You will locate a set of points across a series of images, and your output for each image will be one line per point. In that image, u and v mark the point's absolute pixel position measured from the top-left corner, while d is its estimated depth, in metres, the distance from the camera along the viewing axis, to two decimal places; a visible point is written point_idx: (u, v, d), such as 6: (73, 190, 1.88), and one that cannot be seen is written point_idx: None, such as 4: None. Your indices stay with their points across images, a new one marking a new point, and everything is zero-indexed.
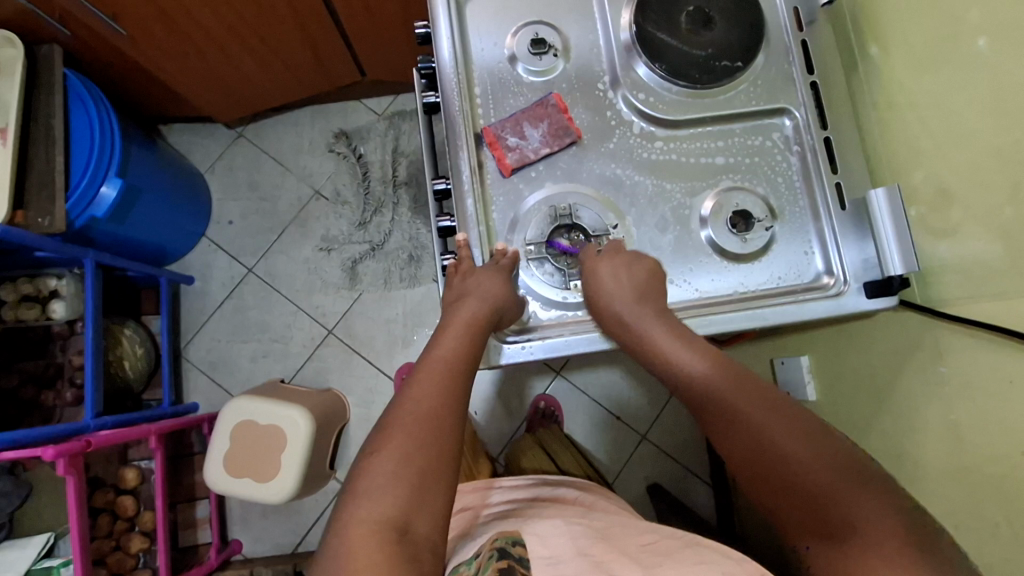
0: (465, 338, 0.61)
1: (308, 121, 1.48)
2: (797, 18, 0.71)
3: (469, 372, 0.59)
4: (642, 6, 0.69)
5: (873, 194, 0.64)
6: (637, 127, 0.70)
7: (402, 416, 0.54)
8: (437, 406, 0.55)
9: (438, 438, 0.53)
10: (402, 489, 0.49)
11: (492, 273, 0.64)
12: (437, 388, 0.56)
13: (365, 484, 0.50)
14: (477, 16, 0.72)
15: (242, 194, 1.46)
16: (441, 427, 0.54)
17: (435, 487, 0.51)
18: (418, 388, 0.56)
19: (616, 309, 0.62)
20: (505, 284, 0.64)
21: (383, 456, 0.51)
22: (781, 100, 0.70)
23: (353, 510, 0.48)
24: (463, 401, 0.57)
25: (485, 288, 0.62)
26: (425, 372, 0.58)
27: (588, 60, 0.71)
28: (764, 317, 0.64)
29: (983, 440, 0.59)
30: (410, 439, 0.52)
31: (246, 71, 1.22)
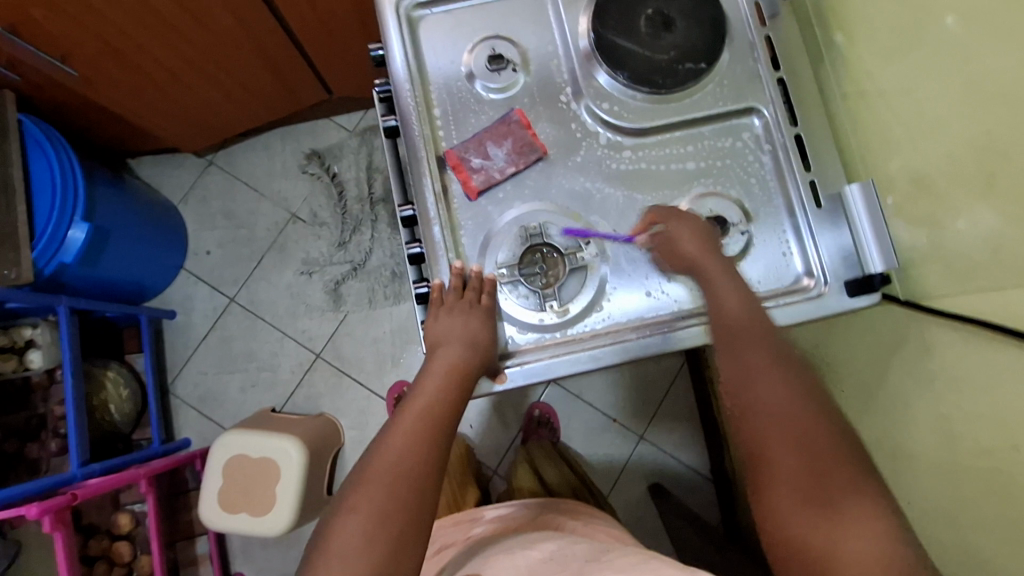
0: (450, 389, 0.60)
1: (279, 143, 1.46)
2: (759, 12, 0.69)
3: (451, 422, 0.59)
4: (599, 12, 0.67)
5: (849, 190, 0.64)
6: (604, 138, 0.68)
7: (378, 473, 0.55)
8: (416, 463, 0.56)
9: (417, 500, 0.54)
10: (380, 551, 0.51)
11: (465, 311, 0.63)
12: (417, 443, 0.57)
13: (341, 542, 0.51)
14: (431, 34, 0.70)
15: (218, 223, 1.44)
16: (421, 485, 0.55)
17: (410, 547, 0.52)
18: (399, 440, 0.57)
19: (687, 252, 0.63)
20: (478, 323, 0.63)
21: (359, 516, 0.52)
22: (749, 99, 0.68)
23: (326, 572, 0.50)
24: (443, 456, 0.58)
25: (468, 334, 0.62)
26: (407, 424, 0.58)
27: (549, 71, 0.69)
28: None
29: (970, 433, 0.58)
30: (385, 498, 0.53)
31: (209, 98, 1.19)
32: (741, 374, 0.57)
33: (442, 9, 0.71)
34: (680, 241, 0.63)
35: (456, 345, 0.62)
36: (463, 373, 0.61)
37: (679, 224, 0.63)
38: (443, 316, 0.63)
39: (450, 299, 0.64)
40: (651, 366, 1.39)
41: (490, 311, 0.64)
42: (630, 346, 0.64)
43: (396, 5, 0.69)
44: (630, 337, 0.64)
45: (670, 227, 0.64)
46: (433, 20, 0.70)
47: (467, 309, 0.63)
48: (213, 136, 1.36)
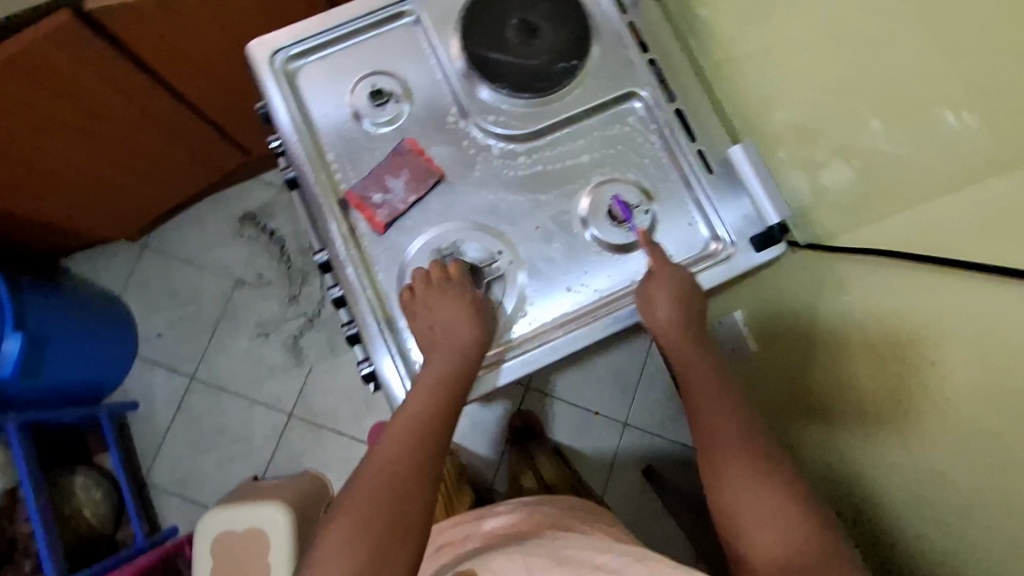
0: (439, 387, 0.60)
1: (210, 212, 1.45)
2: (620, 3, 0.72)
3: (446, 424, 0.59)
4: (465, 32, 0.69)
5: (733, 153, 0.66)
6: (497, 149, 0.70)
7: (369, 472, 0.55)
8: (407, 466, 0.55)
9: (405, 504, 0.53)
10: (364, 550, 0.50)
11: (458, 300, 0.63)
12: (410, 447, 0.56)
13: (327, 540, 0.51)
14: (311, 83, 0.71)
15: (165, 304, 1.42)
16: (410, 486, 0.54)
17: (398, 551, 0.51)
18: (389, 443, 0.57)
19: (661, 322, 0.63)
20: (472, 310, 0.64)
21: (344, 517, 0.52)
22: (627, 85, 0.70)
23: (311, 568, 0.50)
24: (438, 454, 0.57)
25: (449, 318, 0.62)
26: (402, 426, 0.58)
27: (432, 95, 0.71)
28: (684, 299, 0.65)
29: (873, 382, 0.62)
30: (373, 499, 0.53)
31: (129, 184, 1.19)
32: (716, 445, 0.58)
33: (316, 56, 0.72)
34: (653, 311, 0.63)
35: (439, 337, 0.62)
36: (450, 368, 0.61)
37: (659, 285, 0.64)
38: (426, 300, 0.64)
39: (435, 282, 0.64)
40: (619, 352, 1.40)
41: (471, 295, 0.65)
42: (560, 344, 0.65)
43: (270, 61, 0.70)
44: (559, 334, 0.66)
45: (647, 290, 0.64)
46: (310, 69, 0.72)
47: (450, 291, 0.64)
48: (143, 219, 1.35)
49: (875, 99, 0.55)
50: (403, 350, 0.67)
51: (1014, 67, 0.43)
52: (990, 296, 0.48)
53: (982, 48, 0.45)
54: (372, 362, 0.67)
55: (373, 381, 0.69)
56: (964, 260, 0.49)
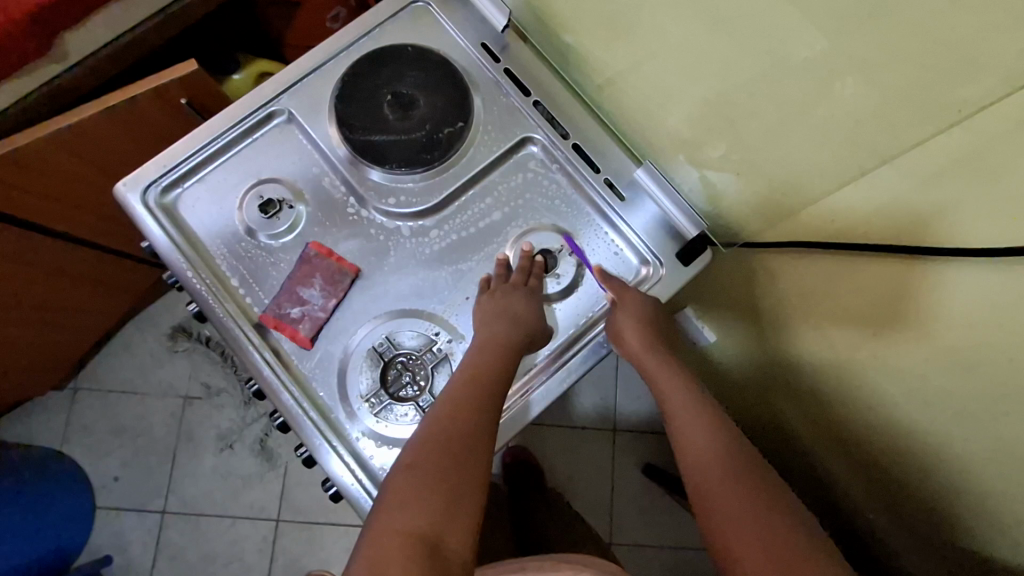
0: (494, 363, 0.60)
1: (136, 335, 1.36)
2: (490, 52, 0.71)
3: (497, 393, 0.59)
4: (342, 119, 0.67)
5: (639, 175, 0.67)
6: (406, 229, 0.68)
7: (427, 436, 0.55)
8: (468, 421, 0.56)
9: (470, 457, 0.54)
10: (436, 504, 0.50)
11: (522, 298, 0.64)
12: (468, 402, 0.57)
13: (398, 493, 0.51)
14: (194, 208, 0.67)
15: (112, 445, 1.32)
16: (473, 445, 0.55)
17: (463, 502, 0.52)
18: (448, 400, 0.58)
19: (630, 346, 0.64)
20: (533, 310, 0.64)
21: (411, 471, 0.53)
22: (518, 132, 0.70)
23: (386, 520, 0.49)
24: (494, 419, 0.58)
25: (513, 320, 0.62)
26: (460, 388, 0.59)
27: (325, 190, 0.68)
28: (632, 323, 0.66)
29: (828, 349, 0.68)
30: (435, 458, 0.53)
31: (35, 339, 1.10)
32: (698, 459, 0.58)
33: (192, 179, 0.67)
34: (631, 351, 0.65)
35: (512, 336, 0.62)
36: (507, 353, 0.61)
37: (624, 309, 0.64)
38: (486, 305, 0.63)
39: (497, 284, 0.65)
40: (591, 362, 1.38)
41: (528, 294, 0.65)
42: (535, 399, 0.65)
43: (141, 200, 0.65)
44: (532, 390, 0.65)
45: (616, 321, 0.64)
46: (189, 195, 0.67)
47: (513, 291, 0.64)
48: (64, 365, 1.25)
49: (743, 112, 0.55)
50: (361, 460, 0.62)
51: (862, 69, 0.44)
52: (927, 275, 0.50)
53: (823, 55, 0.46)
54: (333, 481, 0.62)
55: (341, 498, 0.64)
56: (908, 244, 0.50)
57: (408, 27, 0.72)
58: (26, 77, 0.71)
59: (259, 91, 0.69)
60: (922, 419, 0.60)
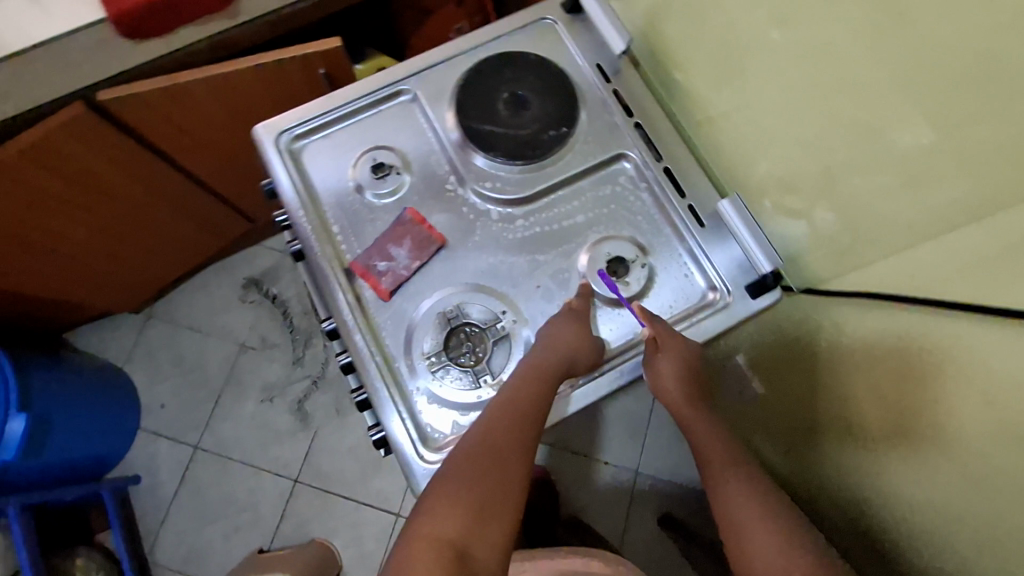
0: (536, 382, 0.63)
1: (213, 278, 1.46)
2: (604, 72, 0.78)
3: (536, 415, 0.61)
4: (460, 105, 0.74)
5: (722, 206, 0.69)
6: (495, 214, 0.73)
7: (461, 450, 0.58)
8: (502, 438, 0.59)
9: (502, 474, 0.56)
10: (464, 514, 0.53)
11: (567, 320, 0.67)
12: (504, 420, 0.60)
13: (431, 501, 0.54)
14: (315, 159, 0.75)
15: (168, 374, 1.41)
16: (506, 462, 0.57)
17: (493, 518, 0.54)
18: (486, 418, 0.61)
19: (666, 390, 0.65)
20: (579, 330, 0.66)
21: (444, 482, 0.56)
22: (615, 147, 0.75)
23: (417, 525, 0.53)
24: (530, 439, 0.60)
25: (563, 337, 0.65)
26: (498, 408, 0.61)
27: (430, 165, 0.75)
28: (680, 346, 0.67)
29: None
30: (468, 471, 0.56)
31: (131, 257, 1.20)
32: (728, 505, 0.58)
33: (319, 134, 0.76)
34: (666, 392, 0.65)
35: (564, 344, 0.64)
36: (551, 372, 0.63)
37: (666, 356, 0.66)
38: (548, 326, 0.67)
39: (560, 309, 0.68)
40: None
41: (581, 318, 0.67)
42: (581, 393, 0.68)
43: (275, 142, 0.74)
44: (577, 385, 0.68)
45: (655, 360, 0.66)
46: (313, 146, 0.75)
47: (565, 315, 0.67)
48: (145, 290, 1.35)
49: (843, 157, 0.58)
50: (413, 413, 0.66)
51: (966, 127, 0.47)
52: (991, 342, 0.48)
53: (945, 113, 0.49)
54: (383, 428, 0.67)
55: (385, 447, 0.68)
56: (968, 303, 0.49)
57: (534, 39, 0.79)
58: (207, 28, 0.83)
59: (394, 71, 0.77)
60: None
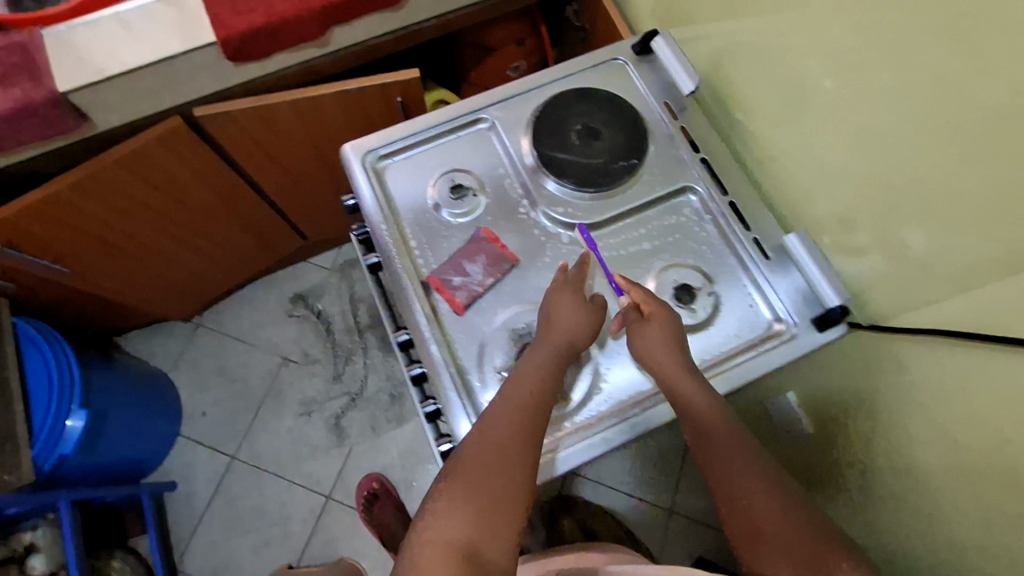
0: (540, 381, 0.64)
1: (262, 292, 1.51)
2: (671, 110, 0.82)
3: (542, 416, 0.62)
4: (536, 133, 0.79)
5: (789, 240, 0.72)
6: (565, 237, 0.77)
7: (467, 452, 0.58)
8: (508, 438, 0.59)
9: (510, 472, 0.57)
10: (471, 517, 0.53)
11: (568, 296, 0.70)
12: (511, 420, 0.60)
13: (438, 504, 0.54)
14: (397, 178, 0.79)
15: (211, 383, 1.44)
16: (512, 461, 0.57)
17: (500, 519, 0.54)
18: (493, 418, 0.61)
19: (657, 364, 0.66)
20: (588, 316, 0.69)
21: (451, 485, 0.56)
22: (682, 180, 0.78)
23: (424, 532, 0.53)
24: (536, 440, 0.60)
25: (558, 310, 0.69)
26: (503, 411, 0.61)
27: (504, 189, 0.79)
28: (730, 379, 0.70)
29: None
30: (473, 472, 0.56)
31: (193, 266, 1.25)
32: (742, 508, 0.58)
33: (401, 155, 0.80)
34: (657, 365, 0.66)
35: (556, 328, 0.67)
36: (549, 361, 0.66)
37: (655, 327, 0.68)
38: (547, 296, 0.71)
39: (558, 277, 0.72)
40: None
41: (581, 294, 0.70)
42: (648, 416, 0.69)
43: (361, 161, 0.79)
44: (642, 408, 0.69)
45: (643, 337, 0.68)
46: (395, 166, 0.80)
47: (562, 288, 0.71)
48: (199, 299, 1.40)
49: (912, 198, 0.61)
50: None
51: None
52: None
53: None
54: (453, 438, 0.68)
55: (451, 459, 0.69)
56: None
57: (606, 76, 0.84)
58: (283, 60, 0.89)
59: (474, 100, 0.82)
60: (1003, 534, 0.57)
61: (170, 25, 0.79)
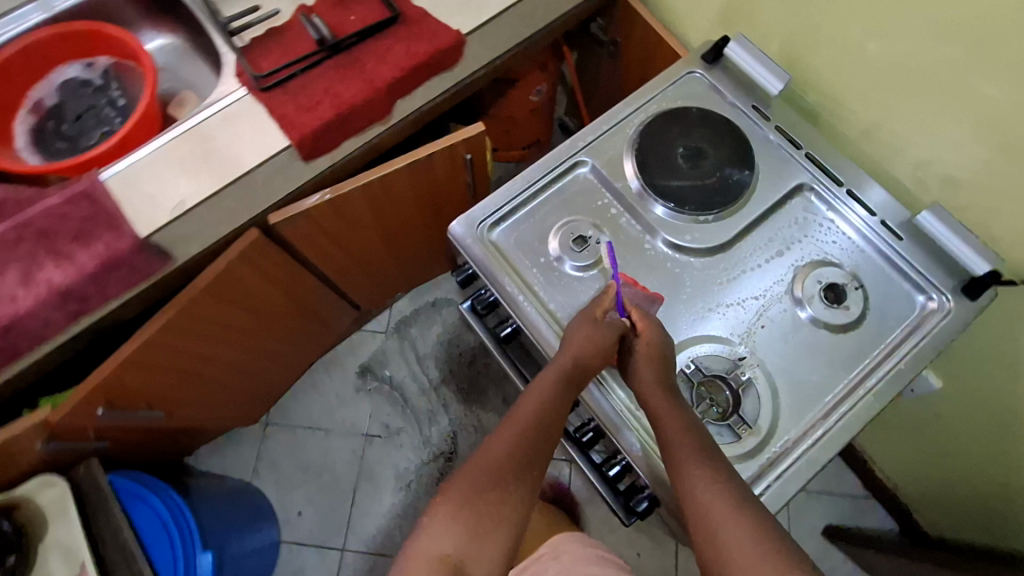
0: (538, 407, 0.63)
1: (325, 374, 1.45)
2: (762, 112, 0.81)
3: (546, 432, 0.62)
4: (642, 166, 0.78)
5: (922, 219, 0.73)
6: (700, 263, 0.76)
7: (465, 468, 0.59)
8: (505, 450, 0.60)
9: (504, 483, 0.58)
10: (463, 527, 0.54)
11: (586, 324, 0.69)
12: (513, 436, 0.61)
13: (430, 516, 0.55)
14: (514, 243, 0.77)
15: (298, 480, 1.38)
16: (513, 474, 0.58)
17: (493, 528, 0.55)
18: (499, 437, 0.62)
19: (647, 387, 0.65)
20: (600, 332, 0.68)
21: (445, 497, 0.56)
22: (796, 180, 0.79)
23: (415, 544, 0.53)
24: (536, 452, 0.61)
25: (579, 341, 0.68)
26: (506, 431, 0.62)
27: (624, 230, 0.78)
28: (906, 365, 0.70)
29: None
30: (473, 483, 0.57)
31: (268, 370, 1.20)
32: (697, 498, 0.54)
33: (511, 218, 0.78)
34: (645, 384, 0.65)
35: (568, 346, 0.67)
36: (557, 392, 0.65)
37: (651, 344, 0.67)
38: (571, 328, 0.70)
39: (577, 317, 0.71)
40: None
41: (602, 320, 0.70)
42: (844, 424, 0.68)
43: (476, 237, 0.76)
44: (834, 417, 0.68)
45: (639, 357, 0.67)
46: (508, 231, 0.78)
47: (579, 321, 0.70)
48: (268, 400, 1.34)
49: None
50: None
51: None
52: None
53: None
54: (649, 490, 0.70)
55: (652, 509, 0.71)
56: None
57: (688, 90, 0.83)
58: (337, 151, 0.84)
59: (567, 146, 0.80)
60: None
61: (233, 139, 0.77)
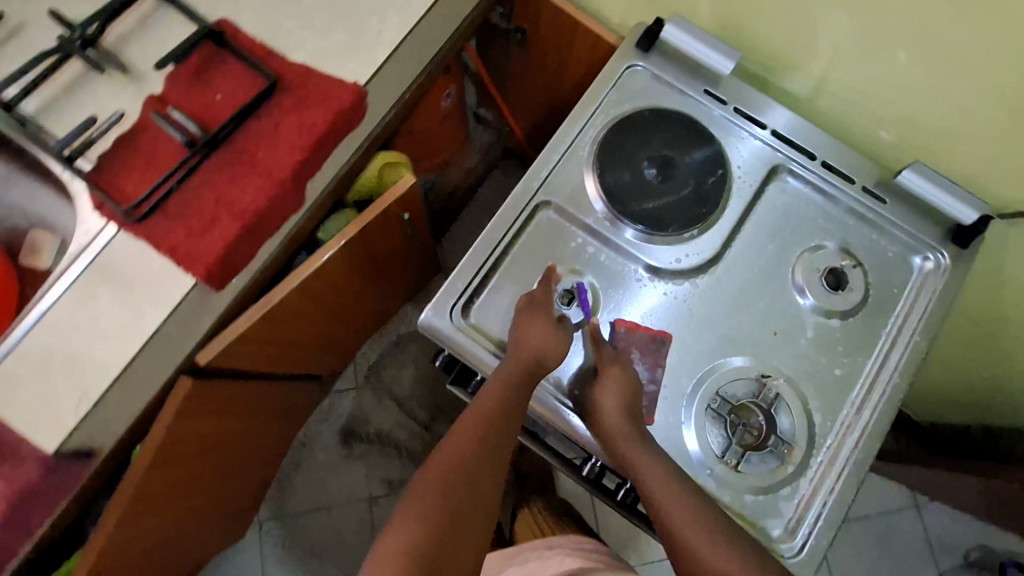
0: (495, 415, 0.57)
1: (307, 451, 1.34)
2: (716, 96, 0.74)
3: (508, 428, 0.57)
4: (609, 194, 0.70)
5: (903, 177, 0.70)
6: (697, 283, 0.70)
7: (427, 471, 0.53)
8: (466, 450, 0.54)
9: (471, 484, 0.52)
10: (432, 531, 0.48)
11: (541, 321, 0.63)
12: (472, 435, 0.55)
13: (398, 517, 0.49)
14: (497, 316, 0.68)
15: (313, 568, 1.29)
16: (477, 476, 0.53)
17: (465, 532, 0.50)
18: (459, 434, 0.56)
19: (611, 424, 0.60)
20: (557, 330, 0.62)
21: (413, 501, 0.50)
22: (770, 164, 0.73)
23: (384, 546, 0.47)
24: (499, 458, 0.56)
25: (532, 335, 0.62)
26: (465, 431, 0.56)
27: (607, 267, 0.70)
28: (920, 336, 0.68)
29: None
30: (442, 484, 0.51)
31: (247, 483, 1.08)
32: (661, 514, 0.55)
33: (484, 289, 0.69)
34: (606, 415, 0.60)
35: (524, 342, 0.62)
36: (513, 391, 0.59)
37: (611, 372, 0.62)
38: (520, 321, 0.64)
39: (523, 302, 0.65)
40: None
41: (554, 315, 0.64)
42: (876, 414, 0.66)
43: (452, 324, 0.67)
44: (865, 410, 0.67)
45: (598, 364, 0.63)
46: (485, 305, 0.68)
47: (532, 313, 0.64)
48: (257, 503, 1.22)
49: None
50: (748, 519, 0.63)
51: None
52: None
53: None
54: None
55: None
56: None
57: (633, 91, 0.74)
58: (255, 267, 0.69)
59: (523, 189, 0.70)
60: None
61: (121, 295, 0.62)
